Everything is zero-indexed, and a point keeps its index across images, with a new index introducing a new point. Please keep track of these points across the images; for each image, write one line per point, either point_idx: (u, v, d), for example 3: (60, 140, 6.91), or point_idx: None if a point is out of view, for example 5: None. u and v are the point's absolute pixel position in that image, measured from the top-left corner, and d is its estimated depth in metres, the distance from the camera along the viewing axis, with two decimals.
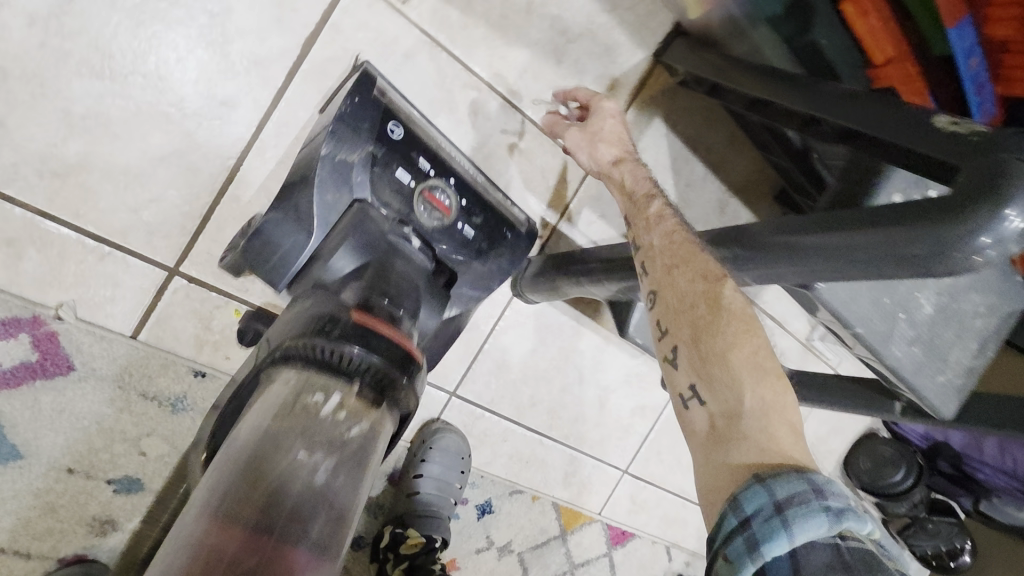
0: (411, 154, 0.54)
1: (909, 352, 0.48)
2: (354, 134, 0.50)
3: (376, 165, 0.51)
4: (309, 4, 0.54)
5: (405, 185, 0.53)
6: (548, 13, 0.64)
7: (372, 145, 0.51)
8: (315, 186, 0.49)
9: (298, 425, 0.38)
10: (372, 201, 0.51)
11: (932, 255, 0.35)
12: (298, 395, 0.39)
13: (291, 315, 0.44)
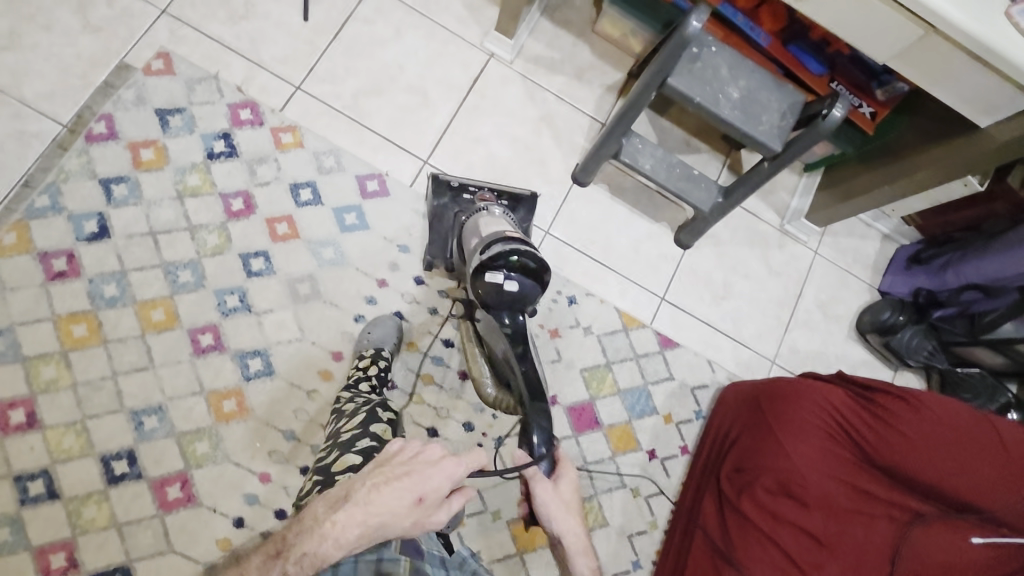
0: (461, 191, 1.27)
1: (732, 112, 1.13)
2: (439, 190, 1.27)
3: (457, 197, 1.27)
4: (476, 65, 1.43)
5: (467, 191, 1.28)
6: (572, 62, 1.49)
7: (445, 197, 1.28)
8: (438, 215, 1.28)
9: (477, 229, 1.15)
10: (460, 205, 1.27)
11: (681, 41, 1.05)
12: (473, 227, 1.17)
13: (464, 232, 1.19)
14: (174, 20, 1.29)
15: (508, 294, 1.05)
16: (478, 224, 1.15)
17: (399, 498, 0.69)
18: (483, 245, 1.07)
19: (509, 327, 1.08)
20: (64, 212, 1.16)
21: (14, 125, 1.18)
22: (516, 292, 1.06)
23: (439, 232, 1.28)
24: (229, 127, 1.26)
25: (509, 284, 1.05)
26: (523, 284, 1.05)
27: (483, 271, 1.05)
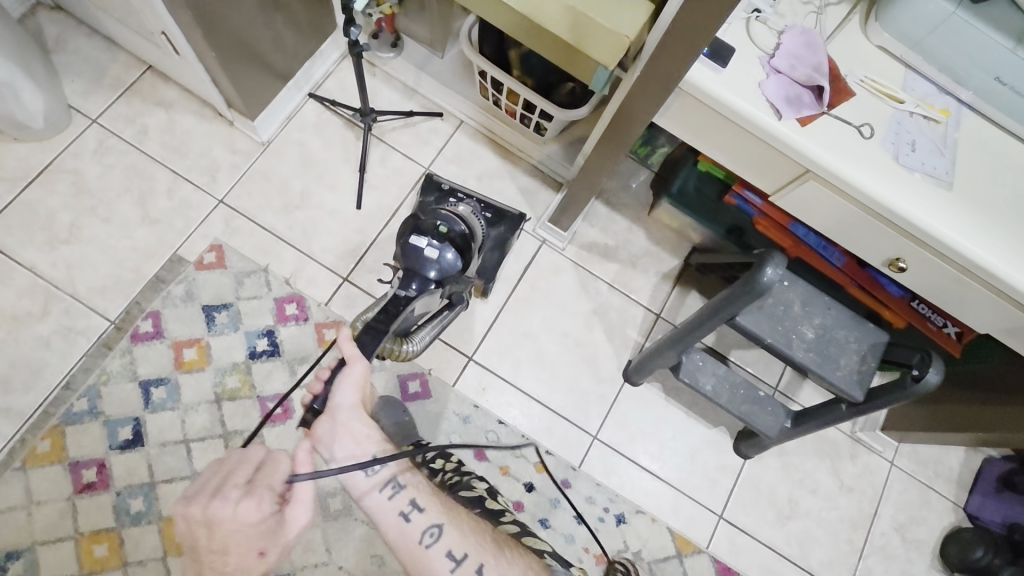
0: (445, 194, 1.25)
1: (807, 354, 1.02)
2: (429, 189, 1.25)
3: (441, 194, 1.25)
4: (527, 253, 1.39)
5: (455, 195, 1.24)
6: (626, 249, 1.43)
7: (433, 196, 1.24)
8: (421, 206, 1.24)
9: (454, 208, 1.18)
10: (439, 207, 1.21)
11: (749, 290, 0.96)
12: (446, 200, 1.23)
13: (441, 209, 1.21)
14: (230, 211, 1.29)
15: (421, 253, 1.01)
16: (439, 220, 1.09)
17: (247, 547, 0.71)
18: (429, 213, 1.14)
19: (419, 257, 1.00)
20: (101, 416, 1.13)
21: (63, 322, 1.16)
22: (438, 264, 1.01)
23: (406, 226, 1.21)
24: (273, 323, 1.23)
25: (431, 249, 1.01)
26: (443, 259, 1.01)
27: (409, 234, 1.03)
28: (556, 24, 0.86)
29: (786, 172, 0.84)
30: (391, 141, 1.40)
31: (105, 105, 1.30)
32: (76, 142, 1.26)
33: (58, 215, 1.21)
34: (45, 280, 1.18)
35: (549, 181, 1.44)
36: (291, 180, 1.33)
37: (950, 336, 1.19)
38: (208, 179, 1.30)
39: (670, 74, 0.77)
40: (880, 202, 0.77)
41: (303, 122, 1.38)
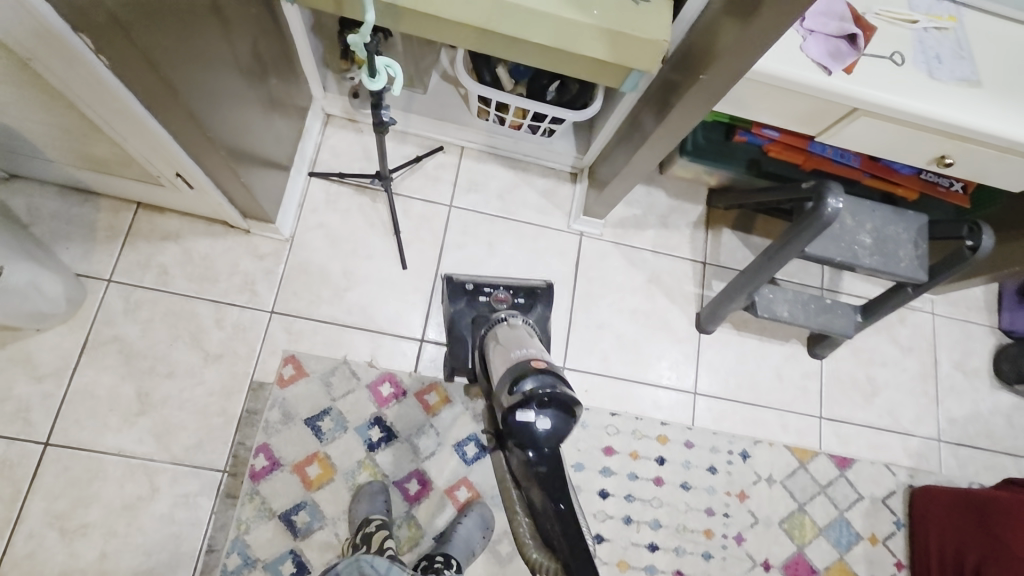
0: (475, 293, 1.26)
1: (873, 259, 1.13)
2: (454, 294, 1.25)
3: (470, 297, 1.25)
4: (572, 251, 1.43)
5: (480, 297, 1.25)
6: (654, 212, 1.49)
7: (461, 298, 1.25)
8: (454, 319, 1.23)
9: (507, 327, 1.13)
10: (476, 310, 1.24)
11: (814, 223, 1.04)
12: (505, 340, 1.07)
13: (494, 339, 1.11)
14: (285, 318, 1.25)
15: (539, 433, 0.85)
16: (506, 332, 1.11)
17: None
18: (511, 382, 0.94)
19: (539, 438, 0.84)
20: (258, 563, 1.11)
21: (177, 491, 1.12)
22: (550, 429, 0.86)
23: (456, 343, 1.21)
24: (377, 409, 1.23)
25: (541, 421, 0.87)
26: (554, 421, 0.87)
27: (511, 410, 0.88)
28: (596, 49, 0.87)
29: (832, 116, 0.91)
30: (406, 191, 1.39)
31: (112, 260, 1.21)
32: (102, 309, 1.18)
33: (122, 389, 1.15)
34: (139, 458, 1.13)
35: (563, 176, 1.48)
36: (329, 266, 1.30)
37: (959, 192, 1.30)
38: (251, 296, 1.25)
39: (730, 73, 0.81)
40: (932, 118, 0.83)
41: (314, 204, 1.33)
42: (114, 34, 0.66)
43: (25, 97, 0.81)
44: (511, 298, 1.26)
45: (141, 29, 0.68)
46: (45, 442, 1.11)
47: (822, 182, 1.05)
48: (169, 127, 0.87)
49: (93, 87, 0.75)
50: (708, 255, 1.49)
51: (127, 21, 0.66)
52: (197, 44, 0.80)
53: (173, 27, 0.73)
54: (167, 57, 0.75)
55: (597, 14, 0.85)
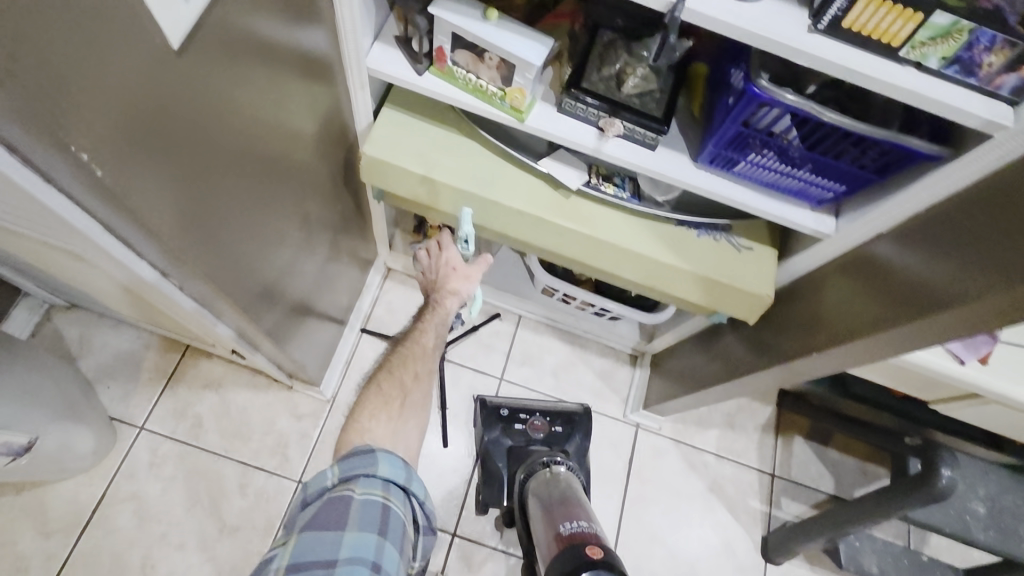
0: (511, 420, 1.18)
1: (988, 533, 0.98)
2: (488, 423, 1.17)
3: (504, 426, 1.17)
4: (628, 445, 1.33)
5: (515, 423, 1.18)
6: (720, 409, 1.40)
7: (494, 428, 1.17)
8: (488, 451, 1.15)
9: (550, 476, 1.03)
10: (510, 443, 1.16)
11: (924, 492, 0.91)
12: (548, 492, 0.98)
13: (534, 484, 1.02)
14: None
15: None
16: (551, 489, 0.99)
17: None
18: (555, 560, 0.73)
19: None
20: None
21: None
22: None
23: (489, 482, 1.14)
24: None
25: None
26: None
27: None
28: (690, 291, 0.82)
29: (952, 391, 0.81)
30: (458, 359, 1.33)
31: (149, 405, 1.17)
32: (127, 459, 1.12)
33: (127, 556, 1.06)
34: None
35: (624, 358, 1.41)
36: None
37: None
38: (281, 460, 1.17)
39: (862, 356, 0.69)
40: None
41: (364, 364, 1.28)
42: (193, 276, 0.60)
43: (89, 280, 0.77)
44: (549, 428, 1.18)
45: (207, 247, 0.58)
46: None
47: (934, 445, 0.92)
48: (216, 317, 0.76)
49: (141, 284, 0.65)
50: (776, 464, 1.37)
51: (199, 254, 0.57)
52: (264, 243, 0.71)
53: (240, 234, 0.64)
54: (229, 265, 0.65)
55: (694, 260, 0.80)
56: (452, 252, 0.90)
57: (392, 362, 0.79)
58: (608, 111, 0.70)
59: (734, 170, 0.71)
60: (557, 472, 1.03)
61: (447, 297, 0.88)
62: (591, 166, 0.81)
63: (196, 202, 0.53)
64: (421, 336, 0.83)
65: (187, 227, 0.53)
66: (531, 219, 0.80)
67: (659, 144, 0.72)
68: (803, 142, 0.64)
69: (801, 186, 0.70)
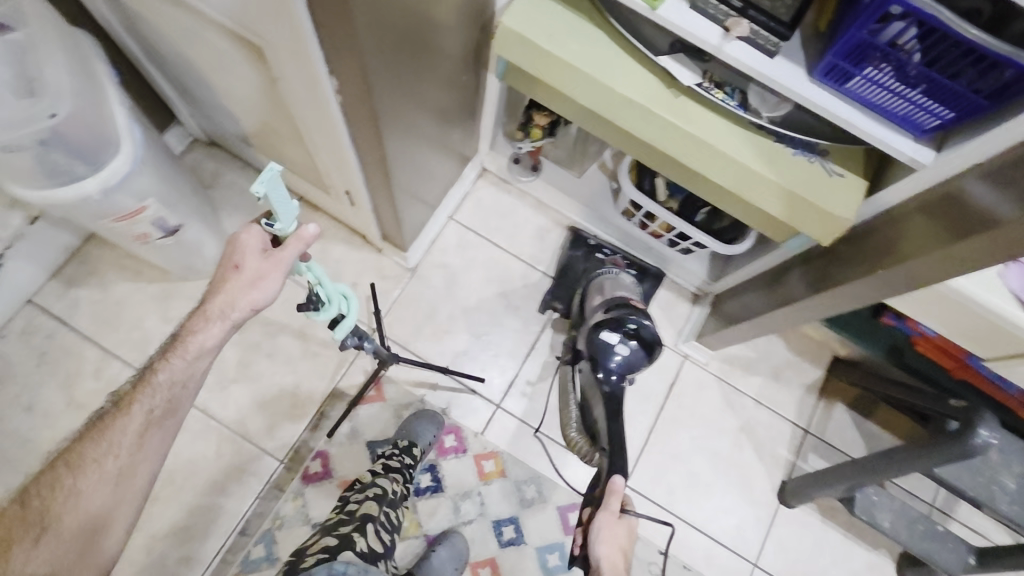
0: (594, 251, 1.40)
1: (1011, 507, 1.00)
2: (575, 244, 1.41)
3: (590, 252, 1.40)
4: (671, 372, 1.40)
5: (600, 256, 1.39)
6: (768, 361, 1.43)
7: (579, 250, 1.41)
8: (568, 266, 1.39)
9: (613, 280, 1.27)
10: (590, 262, 1.38)
11: (957, 448, 0.94)
12: (611, 283, 1.25)
13: (602, 284, 1.26)
14: (384, 339, 1.31)
15: (611, 358, 1.05)
16: (611, 285, 1.24)
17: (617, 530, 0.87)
18: (605, 304, 1.13)
19: (610, 360, 1.06)
20: (277, 563, 1.14)
21: (236, 465, 1.19)
22: (623, 360, 1.06)
23: (563, 281, 1.37)
24: (434, 457, 1.24)
25: (618, 349, 1.05)
26: (629, 357, 1.06)
27: (598, 327, 1.08)
28: (771, 204, 0.88)
29: (1014, 349, 0.83)
30: (530, 259, 1.42)
31: None
32: None
33: (227, 354, 1.24)
34: (218, 421, 1.21)
35: (685, 293, 1.46)
36: (439, 306, 1.36)
37: None
38: (361, 309, 1.32)
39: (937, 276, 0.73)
40: None
41: (446, 245, 1.40)
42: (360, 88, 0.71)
43: (257, 95, 0.91)
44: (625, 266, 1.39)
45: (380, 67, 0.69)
46: None
47: (979, 409, 0.94)
48: (358, 146, 0.88)
49: (311, 89, 0.77)
50: (812, 423, 1.41)
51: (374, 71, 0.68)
52: (411, 88, 0.81)
53: (401, 66, 0.74)
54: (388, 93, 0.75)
55: (784, 174, 0.86)
56: (255, 238, 0.75)
57: (112, 437, 0.72)
58: (739, 10, 0.75)
59: (847, 86, 0.75)
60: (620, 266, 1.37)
61: (212, 320, 0.75)
62: (706, 73, 0.86)
63: (384, 8, 0.61)
64: (137, 402, 0.73)
65: (371, 27, 0.61)
66: (640, 112, 0.87)
67: (778, 53, 0.77)
68: (922, 58, 0.67)
69: (909, 111, 0.73)
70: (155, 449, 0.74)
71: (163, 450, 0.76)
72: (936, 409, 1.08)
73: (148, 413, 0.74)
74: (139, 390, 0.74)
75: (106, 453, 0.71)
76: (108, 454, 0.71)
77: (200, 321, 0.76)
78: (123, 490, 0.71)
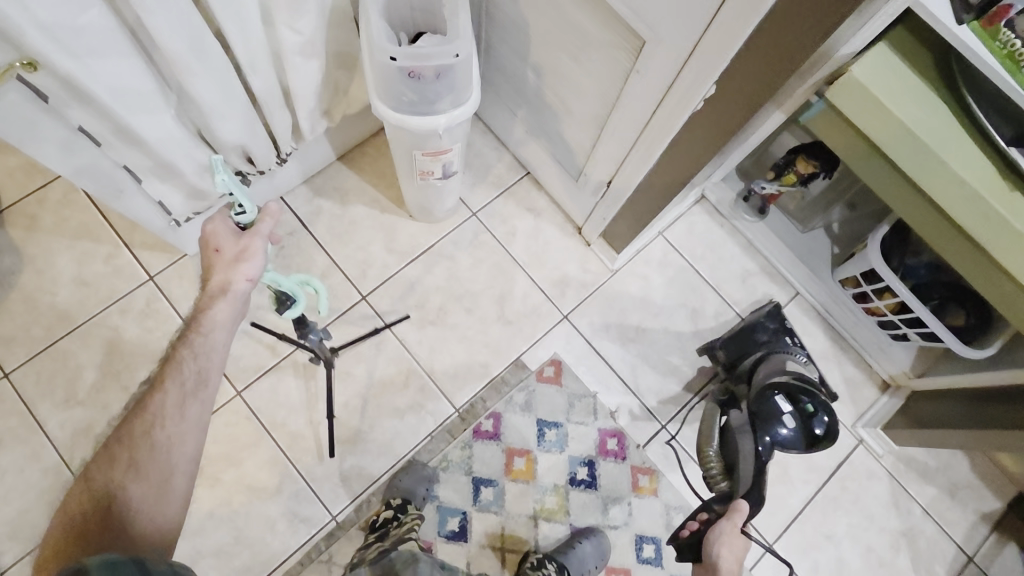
0: (783, 333, 1.30)
1: None
2: (766, 312, 1.32)
3: (779, 328, 1.30)
4: (841, 450, 1.35)
5: (787, 340, 1.29)
6: (946, 473, 1.35)
7: (767, 318, 1.31)
8: (751, 331, 1.30)
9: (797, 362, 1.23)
10: (777, 341, 1.28)
11: None
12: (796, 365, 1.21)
13: (785, 360, 1.22)
14: (573, 328, 1.35)
15: (780, 423, 1.09)
16: (794, 366, 1.19)
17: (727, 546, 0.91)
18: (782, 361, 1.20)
19: (780, 425, 1.10)
20: (436, 501, 1.21)
21: (418, 400, 1.27)
22: (783, 433, 1.09)
23: (740, 338, 1.29)
24: (594, 454, 1.27)
25: (788, 420, 1.10)
26: (786, 433, 1.09)
27: (779, 390, 1.12)
28: None
29: None
30: (727, 295, 1.42)
31: (486, 201, 1.41)
32: (459, 231, 1.38)
33: (434, 297, 1.33)
34: (411, 355, 1.30)
35: (873, 376, 1.41)
36: (630, 313, 1.38)
37: None
38: (560, 294, 1.37)
39: None
40: None
41: (650, 256, 1.42)
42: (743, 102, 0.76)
43: (589, 86, 0.98)
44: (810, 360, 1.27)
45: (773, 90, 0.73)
46: (363, 296, 1.32)
47: None
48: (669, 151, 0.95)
49: (674, 93, 0.83)
50: (980, 554, 1.31)
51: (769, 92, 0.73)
52: None
53: None
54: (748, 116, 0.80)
55: None
56: (223, 229, 0.79)
57: (156, 411, 0.74)
58: None
59: None
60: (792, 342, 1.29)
61: (217, 295, 0.79)
62: None
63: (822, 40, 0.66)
64: (169, 379, 0.75)
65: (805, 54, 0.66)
66: (966, 197, 0.86)
67: None
68: None
69: None
70: (196, 419, 0.75)
71: (204, 422, 0.76)
72: None
73: (181, 387, 0.75)
74: (170, 371, 0.76)
75: (157, 424, 0.72)
76: (154, 425, 0.73)
77: (206, 300, 0.79)
78: (174, 456, 0.72)
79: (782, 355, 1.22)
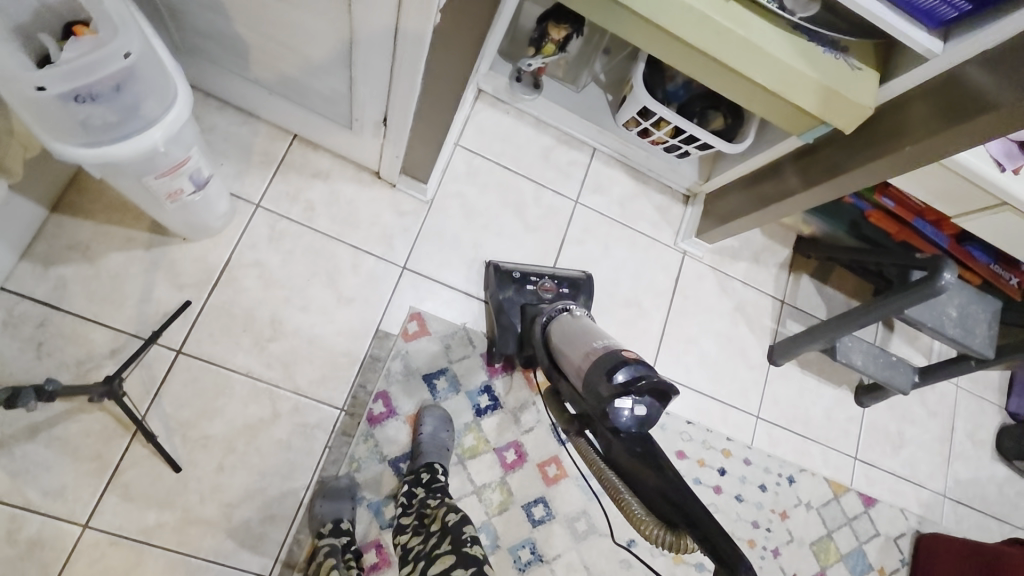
0: (524, 281, 1.29)
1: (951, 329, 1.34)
2: (501, 283, 1.28)
3: (520, 285, 1.28)
4: (675, 268, 1.54)
5: (530, 287, 1.28)
6: (749, 247, 1.62)
7: (510, 289, 1.27)
8: (504, 308, 1.25)
9: (574, 320, 1.16)
10: (524, 298, 1.27)
11: (927, 290, 1.22)
12: (573, 326, 1.13)
13: (559, 331, 1.14)
14: (416, 275, 1.30)
15: (621, 413, 0.89)
16: (568, 327, 1.14)
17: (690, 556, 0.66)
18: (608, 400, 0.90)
19: (627, 417, 0.89)
20: (365, 501, 1.18)
21: (297, 420, 1.17)
22: (634, 414, 0.89)
23: (500, 327, 1.25)
24: (487, 378, 1.31)
25: (635, 408, 0.89)
26: (641, 413, 0.89)
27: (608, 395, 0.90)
28: (806, 101, 0.98)
29: (979, 204, 1.08)
30: (538, 178, 1.45)
31: (261, 186, 1.22)
32: (248, 230, 1.20)
33: (258, 313, 1.18)
34: (265, 382, 1.17)
35: (676, 195, 1.58)
36: (461, 235, 1.35)
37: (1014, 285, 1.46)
38: (387, 248, 1.29)
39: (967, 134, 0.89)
40: None
41: (455, 172, 1.38)
42: None
43: (318, 20, 0.85)
44: (557, 288, 1.31)
45: None
46: (176, 349, 1.13)
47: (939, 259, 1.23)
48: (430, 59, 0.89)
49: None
50: (788, 295, 1.64)
51: None
52: None
53: None
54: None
55: (822, 72, 0.95)
56: None
57: None
58: None
59: None
60: (568, 322, 1.17)
61: None
62: None
63: None
64: None
65: None
66: (696, 17, 0.92)
67: None
68: None
69: (934, 5, 0.88)
70: None
71: None
72: (899, 265, 1.36)
73: None
74: None
75: None
76: None
77: None
78: None
79: (554, 321, 1.18)
